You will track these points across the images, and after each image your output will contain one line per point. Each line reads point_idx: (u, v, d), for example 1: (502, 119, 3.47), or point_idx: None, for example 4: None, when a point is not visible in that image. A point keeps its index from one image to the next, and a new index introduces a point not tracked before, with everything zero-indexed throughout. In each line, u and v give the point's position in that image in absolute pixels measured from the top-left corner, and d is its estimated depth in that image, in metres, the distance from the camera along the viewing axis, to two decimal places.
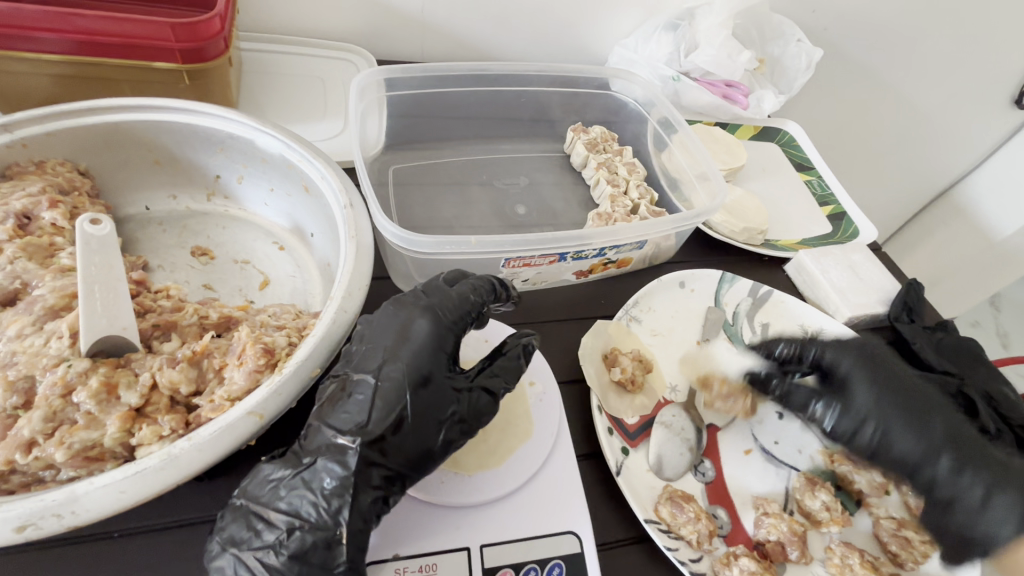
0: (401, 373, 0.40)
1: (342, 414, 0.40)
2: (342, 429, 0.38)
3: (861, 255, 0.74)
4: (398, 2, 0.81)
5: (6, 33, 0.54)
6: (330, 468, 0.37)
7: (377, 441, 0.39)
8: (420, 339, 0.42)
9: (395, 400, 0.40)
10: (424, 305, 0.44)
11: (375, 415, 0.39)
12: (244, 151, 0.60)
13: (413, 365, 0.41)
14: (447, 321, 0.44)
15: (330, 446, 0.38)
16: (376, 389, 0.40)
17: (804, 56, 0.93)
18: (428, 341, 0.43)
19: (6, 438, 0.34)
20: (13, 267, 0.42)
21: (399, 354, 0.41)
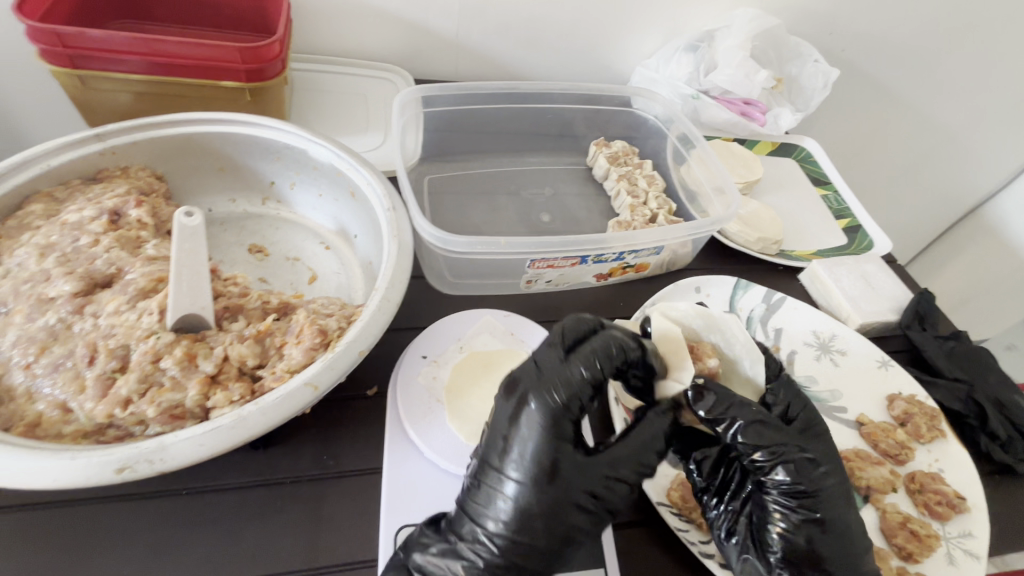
0: (529, 467, 0.43)
1: (479, 500, 0.44)
2: (491, 530, 0.43)
3: (875, 265, 0.77)
4: (436, 27, 0.89)
5: (100, 56, 0.62)
6: (468, 547, 0.43)
7: (523, 548, 0.43)
8: (549, 442, 0.44)
9: (544, 513, 0.43)
10: (546, 396, 0.45)
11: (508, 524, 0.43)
12: (297, 160, 0.66)
13: (539, 460, 0.43)
14: (565, 418, 0.45)
15: (483, 539, 0.43)
16: (516, 493, 0.43)
17: (821, 75, 0.97)
18: (545, 433, 0.44)
19: (108, 395, 0.40)
20: (109, 255, 0.49)
21: (522, 446, 0.44)
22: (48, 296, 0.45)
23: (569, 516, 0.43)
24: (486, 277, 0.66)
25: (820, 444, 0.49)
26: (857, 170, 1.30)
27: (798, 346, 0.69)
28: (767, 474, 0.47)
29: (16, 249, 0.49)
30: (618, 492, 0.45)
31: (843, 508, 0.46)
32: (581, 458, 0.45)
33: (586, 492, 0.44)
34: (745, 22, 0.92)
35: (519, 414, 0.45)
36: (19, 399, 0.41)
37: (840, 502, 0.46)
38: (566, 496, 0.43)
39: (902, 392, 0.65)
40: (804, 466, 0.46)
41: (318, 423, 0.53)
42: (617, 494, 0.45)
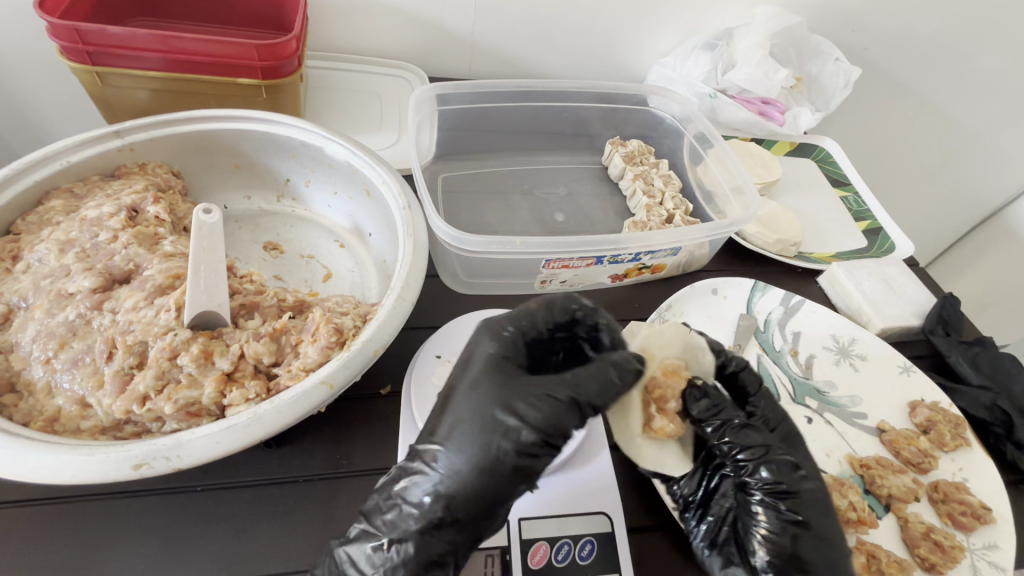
0: (470, 387, 0.44)
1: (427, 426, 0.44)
2: (426, 452, 0.42)
3: (896, 269, 0.75)
4: (451, 24, 0.88)
5: (119, 53, 0.63)
6: (411, 476, 0.41)
7: (454, 472, 0.40)
8: (490, 364, 0.45)
9: (471, 430, 0.41)
10: (495, 329, 0.48)
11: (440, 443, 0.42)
12: (313, 158, 0.66)
13: (477, 380, 0.44)
14: (509, 349, 0.47)
15: (425, 461, 0.41)
16: (456, 412, 0.43)
17: (842, 74, 0.95)
18: (488, 359, 0.45)
19: (126, 391, 0.41)
20: (127, 252, 0.49)
21: (467, 372, 0.45)
22: (67, 291, 0.45)
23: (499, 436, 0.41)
24: (501, 277, 0.66)
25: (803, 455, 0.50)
26: (877, 171, 1.28)
27: (817, 350, 0.67)
28: (751, 474, 0.49)
29: (36, 244, 0.49)
30: (550, 413, 0.42)
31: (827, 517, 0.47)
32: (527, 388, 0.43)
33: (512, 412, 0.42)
34: (765, 21, 0.90)
35: (473, 349, 0.47)
36: (39, 394, 0.41)
37: (822, 509, 0.47)
38: (495, 413, 0.42)
39: (924, 399, 0.64)
40: (785, 466, 0.48)
41: (332, 421, 0.53)
42: (554, 411, 0.42)
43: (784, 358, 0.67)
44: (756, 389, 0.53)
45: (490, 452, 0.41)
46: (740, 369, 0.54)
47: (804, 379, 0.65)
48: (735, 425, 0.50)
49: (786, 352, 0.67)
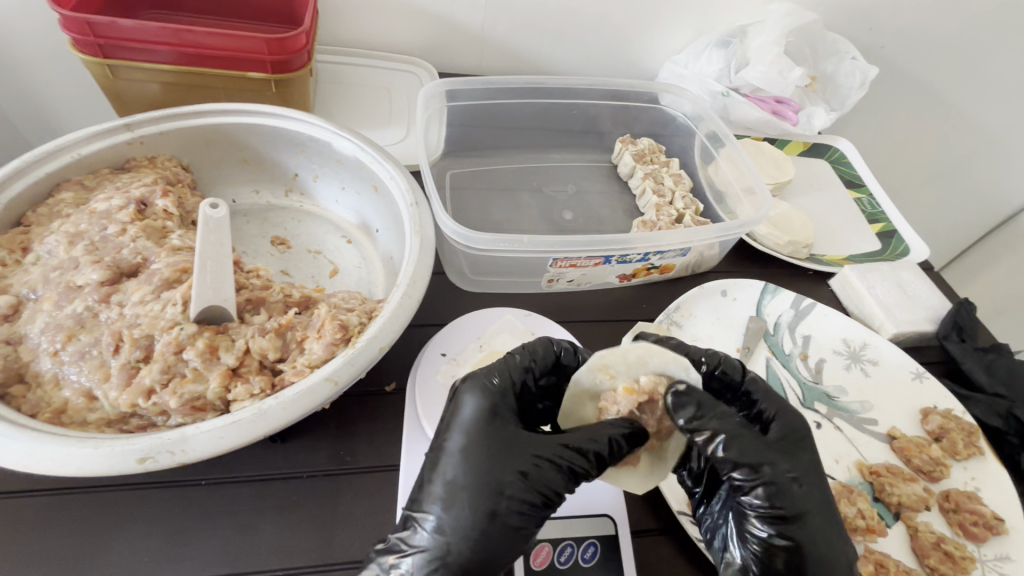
0: (465, 447, 0.42)
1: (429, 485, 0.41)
2: (422, 518, 0.40)
3: (910, 273, 0.74)
4: (462, 19, 0.88)
5: (130, 46, 0.63)
6: (417, 537, 0.40)
7: (453, 540, 0.39)
8: (476, 425, 0.42)
9: (469, 497, 0.40)
10: (480, 382, 0.44)
11: (435, 510, 0.40)
12: (321, 153, 0.66)
13: (471, 441, 0.42)
14: (501, 407, 0.44)
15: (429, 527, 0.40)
16: (455, 475, 0.41)
17: (858, 73, 0.93)
18: (478, 416, 0.43)
19: (131, 384, 0.41)
20: (135, 245, 0.50)
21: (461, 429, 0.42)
22: (75, 283, 0.46)
23: (501, 505, 0.40)
24: (508, 275, 0.65)
25: (806, 456, 0.45)
26: (891, 172, 1.26)
27: (827, 354, 0.66)
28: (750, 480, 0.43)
29: (45, 236, 0.50)
30: (556, 481, 0.42)
31: (828, 518, 0.43)
32: (552, 471, 0.42)
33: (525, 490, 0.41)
34: (780, 18, 0.89)
35: (455, 399, 0.44)
36: (46, 385, 0.42)
37: (823, 511, 0.43)
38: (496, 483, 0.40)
39: (937, 406, 0.62)
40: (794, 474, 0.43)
41: (337, 417, 0.53)
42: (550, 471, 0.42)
43: (793, 362, 0.66)
44: (742, 381, 0.49)
45: (491, 524, 0.39)
46: (717, 365, 0.50)
47: (813, 384, 0.64)
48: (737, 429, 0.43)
49: (795, 356, 0.66)
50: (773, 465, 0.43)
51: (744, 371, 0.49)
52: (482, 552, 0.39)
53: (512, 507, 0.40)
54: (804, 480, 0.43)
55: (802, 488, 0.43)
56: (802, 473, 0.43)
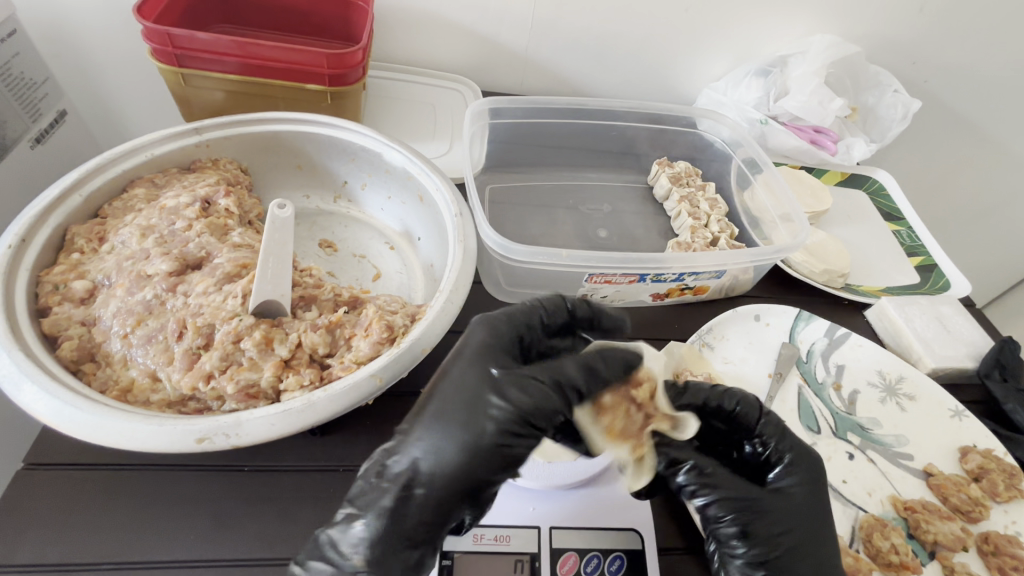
0: (460, 373, 0.43)
1: (418, 407, 0.42)
2: (414, 428, 0.41)
3: (951, 307, 0.73)
4: (508, 42, 0.92)
5: (201, 56, 0.67)
6: (400, 454, 0.40)
7: (446, 445, 0.40)
8: (481, 350, 0.44)
9: (457, 405, 0.41)
10: (491, 318, 0.47)
11: (434, 416, 0.41)
12: (371, 163, 0.70)
13: (468, 365, 0.43)
14: (509, 341, 0.46)
15: (411, 444, 0.40)
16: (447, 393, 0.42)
17: (900, 106, 0.93)
18: (482, 346, 0.44)
19: (193, 369, 0.44)
20: (200, 240, 0.53)
21: (456, 361, 0.44)
22: (146, 273, 0.49)
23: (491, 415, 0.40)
24: (545, 288, 0.67)
25: (794, 505, 0.48)
26: (930, 207, 1.24)
27: (862, 386, 0.66)
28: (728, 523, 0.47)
29: (120, 228, 0.54)
30: (546, 401, 0.41)
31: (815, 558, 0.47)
32: (544, 392, 0.42)
33: (516, 401, 0.41)
34: (822, 49, 0.90)
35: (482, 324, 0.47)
36: (116, 364, 0.45)
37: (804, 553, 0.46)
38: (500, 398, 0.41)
39: (977, 445, 0.61)
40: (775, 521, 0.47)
41: (374, 415, 0.54)
42: (536, 399, 0.41)
43: (826, 391, 0.65)
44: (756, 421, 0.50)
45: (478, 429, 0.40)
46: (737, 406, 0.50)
47: (846, 414, 0.63)
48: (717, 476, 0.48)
49: (828, 385, 0.65)
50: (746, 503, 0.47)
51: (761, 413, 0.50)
52: (472, 455, 0.39)
53: (499, 422, 0.40)
54: (793, 524, 0.47)
55: (787, 531, 0.46)
56: (791, 520, 0.47)
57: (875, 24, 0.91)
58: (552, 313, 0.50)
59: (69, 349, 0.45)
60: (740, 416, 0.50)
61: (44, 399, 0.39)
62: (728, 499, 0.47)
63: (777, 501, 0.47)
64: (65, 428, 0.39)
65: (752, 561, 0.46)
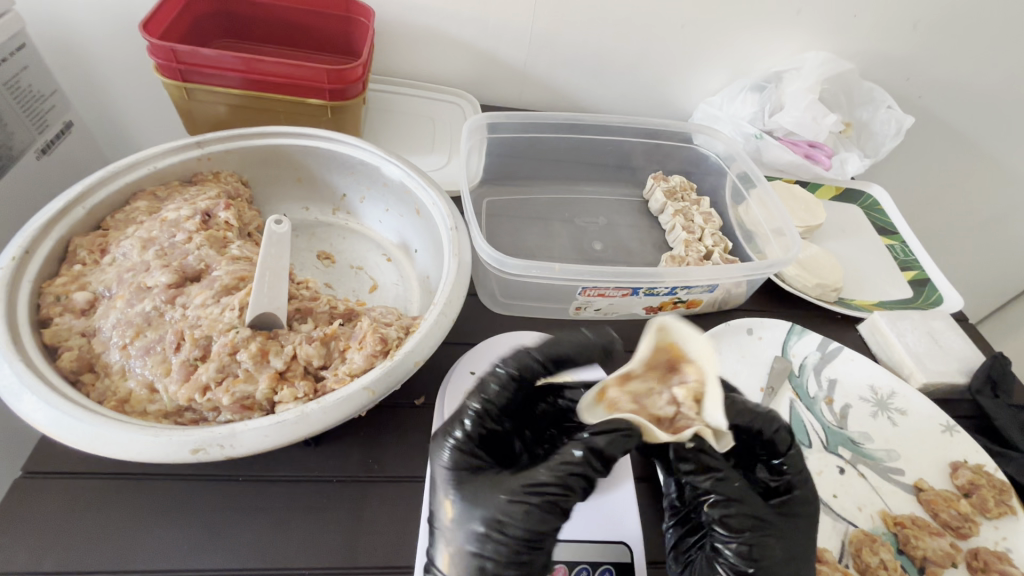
0: (473, 432, 0.48)
1: (443, 461, 0.47)
2: (445, 485, 0.46)
3: (943, 322, 0.73)
4: (506, 57, 0.93)
5: (204, 71, 0.69)
6: (441, 509, 0.46)
7: (505, 517, 0.44)
8: (491, 408, 0.49)
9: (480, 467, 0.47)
10: (497, 368, 0.50)
11: (472, 505, 0.45)
12: (369, 176, 0.71)
13: (481, 425, 0.48)
14: (512, 393, 0.49)
15: (444, 499, 0.46)
16: (458, 448, 0.47)
17: (893, 122, 0.94)
18: (493, 405, 0.49)
19: (189, 381, 0.44)
20: (199, 253, 0.54)
21: (466, 417, 0.49)
22: (145, 285, 0.50)
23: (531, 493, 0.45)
24: (539, 300, 0.68)
25: (790, 527, 0.49)
26: (926, 221, 1.24)
27: (853, 400, 0.66)
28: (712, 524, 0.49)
29: (121, 240, 0.55)
30: (569, 464, 0.46)
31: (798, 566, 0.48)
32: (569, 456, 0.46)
33: (549, 476, 0.46)
34: (815, 66, 0.92)
35: (460, 410, 0.49)
36: (115, 375, 0.46)
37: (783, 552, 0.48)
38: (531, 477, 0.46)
39: (967, 461, 0.61)
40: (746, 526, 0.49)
41: (368, 426, 0.55)
42: (561, 466, 0.46)
43: (818, 405, 0.65)
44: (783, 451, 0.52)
45: (527, 502, 0.45)
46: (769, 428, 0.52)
47: (837, 429, 0.64)
48: (720, 482, 0.49)
49: (820, 400, 0.66)
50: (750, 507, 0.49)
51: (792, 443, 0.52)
52: (539, 526, 0.44)
53: (545, 494, 0.45)
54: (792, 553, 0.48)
55: (777, 538, 0.49)
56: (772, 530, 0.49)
57: (867, 41, 0.93)
58: (500, 384, 0.49)
59: (69, 360, 0.45)
60: (774, 441, 0.51)
61: (44, 409, 0.40)
62: (733, 500, 0.49)
63: (789, 523, 0.49)
64: (62, 437, 0.40)
65: (737, 561, 0.48)
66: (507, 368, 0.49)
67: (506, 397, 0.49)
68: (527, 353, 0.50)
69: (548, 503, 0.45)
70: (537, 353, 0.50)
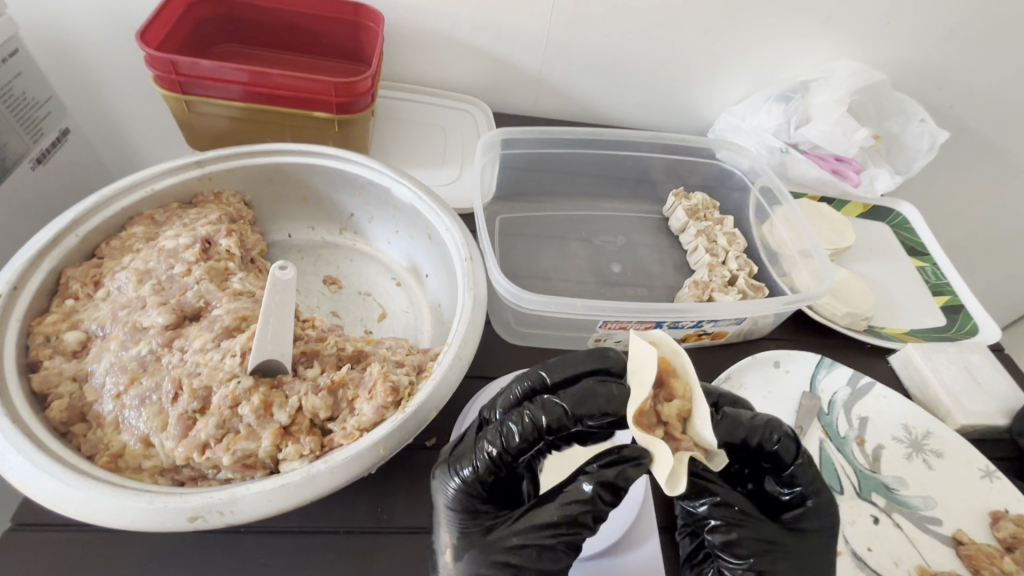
0: (485, 468, 0.46)
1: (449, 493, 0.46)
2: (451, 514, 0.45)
3: (979, 356, 0.70)
4: (521, 64, 0.89)
5: (205, 84, 0.65)
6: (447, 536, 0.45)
7: (519, 556, 0.43)
8: (511, 450, 0.46)
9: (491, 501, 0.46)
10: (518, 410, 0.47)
11: (474, 550, 0.43)
12: (379, 197, 0.67)
13: (495, 463, 0.46)
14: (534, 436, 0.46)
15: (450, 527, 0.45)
16: (471, 483, 0.46)
17: (927, 136, 0.90)
18: (513, 447, 0.46)
19: (187, 437, 0.42)
20: (199, 287, 0.51)
21: (482, 454, 0.46)
22: (141, 325, 0.47)
23: (542, 532, 0.44)
24: (556, 332, 0.64)
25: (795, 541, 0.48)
26: (951, 235, 1.20)
27: (886, 441, 0.63)
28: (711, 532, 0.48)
29: (116, 271, 0.51)
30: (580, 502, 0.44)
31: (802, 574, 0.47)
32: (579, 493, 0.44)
33: (558, 514, 0.44)
34: (846, 76, 0.87)
35: (475, 445, 0.47)
36: (107, 427, 0.43)
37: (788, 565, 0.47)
38: (541, 516, 0.44)
39: (1008, 510, 0.58)
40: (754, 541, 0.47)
41: (377, 472, 0.52)
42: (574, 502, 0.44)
43: (849, 446, 0.62)
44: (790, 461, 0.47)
45: (539, 542, 0.43)
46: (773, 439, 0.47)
47: (870, 473, 0.60)
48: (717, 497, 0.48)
49: (851, 440, 0.62)
50: (752, 530, 0.47)
51: (797, 453, 0.47)
52: (554, 565, 0.43)
53: (561, 535, 0.44)
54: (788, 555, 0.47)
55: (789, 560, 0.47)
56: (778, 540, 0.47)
57: (902, 50, 0.88)
58: (524, 433, 0.46)
59: (59, 410, 0.43)
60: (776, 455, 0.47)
61: (32, 471, 0.37)
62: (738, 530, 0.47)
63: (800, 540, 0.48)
64: (50, 504, 0.37)
65: None
66: (534, 417, 0.46)
67: (525, 445, 0.46)
68: (551, 398, 0.47)
69: (561, 544, 0.43)
70: (563, 399, 0.47)
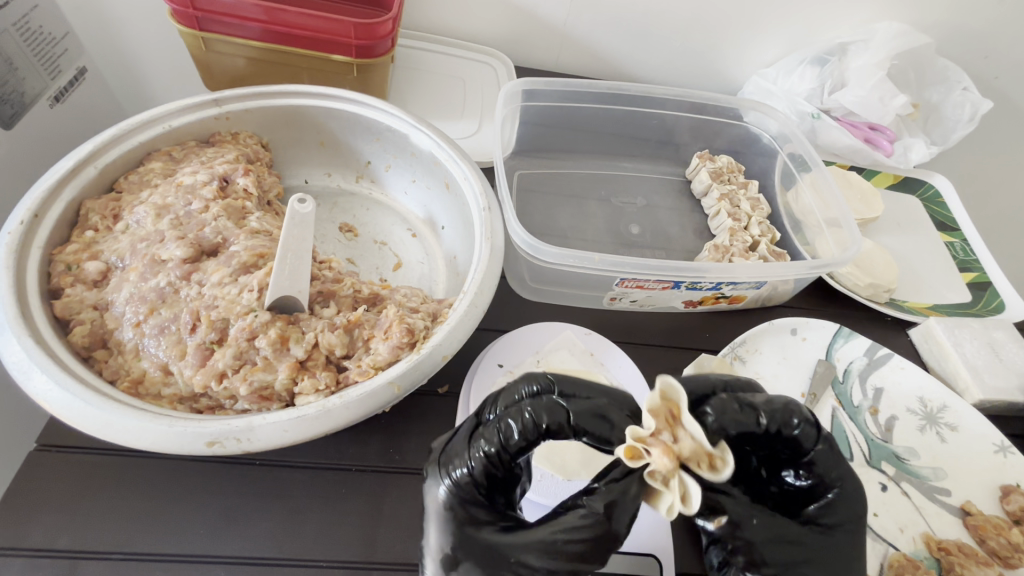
0: (478, 469, 0.37)
1: (437, 492, 0.38)
2: (442, 517, 0.38)
3: (1004, 333, 0.68)
4: (546, 15, 0.85)
5: (222, 20, 0.63)
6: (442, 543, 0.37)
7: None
8: (509, 450, 0.37)
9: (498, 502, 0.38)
10: (518, 403, 0.38)
11: (470, 563, 0.36)
12: (396, 144, 0.66)
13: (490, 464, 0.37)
14: (534, 436, 0.37)
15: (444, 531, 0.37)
16: (461, 485, 0.38)
17: (968, 106, 0.86)
18: (512, 448, 0.37)
19: (205, 366, 0.42)
20: (216, 224, 0.51)
21: (473, 455, 0.38)
22: (159, 258, 0.47)
23: (541, 556, 0.35)
24: (571, 288, 0.63)
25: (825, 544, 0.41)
26: (983, 213, 1.16)
27: (900, 412, 0.62)
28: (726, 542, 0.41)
29: (135, 205, 0.51)
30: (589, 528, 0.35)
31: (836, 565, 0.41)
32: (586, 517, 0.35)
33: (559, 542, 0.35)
34: (888, 38, 0.82)
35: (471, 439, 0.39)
36: (127, 354, 0.44)
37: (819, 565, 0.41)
38: (537, 540, 0.36)
39: (1020, 484, 0.58)
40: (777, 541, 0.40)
41: (389, 414, 0.53)
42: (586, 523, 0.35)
43: (862, 415, 0.61)
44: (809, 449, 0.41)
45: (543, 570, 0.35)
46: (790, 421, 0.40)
47: (882, 442, 0.60)
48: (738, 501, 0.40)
49: (865, 409, 0.62)
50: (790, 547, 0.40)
51: (817, 437, 0.41)
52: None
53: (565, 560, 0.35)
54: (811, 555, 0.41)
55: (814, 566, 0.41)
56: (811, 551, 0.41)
57: (951, 11, 0.83)
58: (523, 433, 0.37)
59: (80, 335, 0.43)
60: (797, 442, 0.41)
61: (55, 391, 0.38)
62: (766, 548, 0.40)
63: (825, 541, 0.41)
64: (74, 422, 0.38)
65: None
66: (534, 417, 0.37)
67: (524, 445, 0.37)
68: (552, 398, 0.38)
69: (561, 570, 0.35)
70: (572, 402, 0.38)
